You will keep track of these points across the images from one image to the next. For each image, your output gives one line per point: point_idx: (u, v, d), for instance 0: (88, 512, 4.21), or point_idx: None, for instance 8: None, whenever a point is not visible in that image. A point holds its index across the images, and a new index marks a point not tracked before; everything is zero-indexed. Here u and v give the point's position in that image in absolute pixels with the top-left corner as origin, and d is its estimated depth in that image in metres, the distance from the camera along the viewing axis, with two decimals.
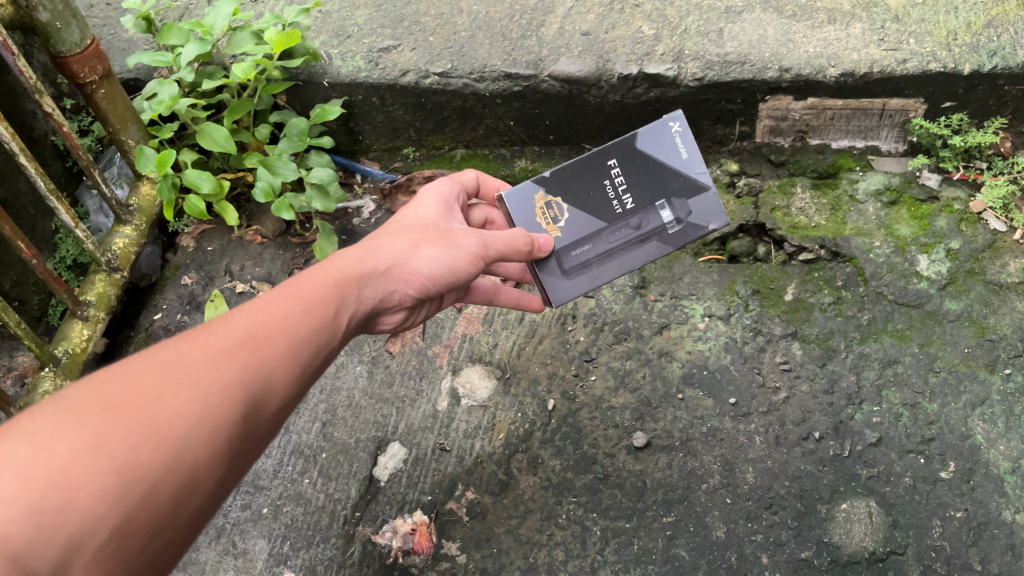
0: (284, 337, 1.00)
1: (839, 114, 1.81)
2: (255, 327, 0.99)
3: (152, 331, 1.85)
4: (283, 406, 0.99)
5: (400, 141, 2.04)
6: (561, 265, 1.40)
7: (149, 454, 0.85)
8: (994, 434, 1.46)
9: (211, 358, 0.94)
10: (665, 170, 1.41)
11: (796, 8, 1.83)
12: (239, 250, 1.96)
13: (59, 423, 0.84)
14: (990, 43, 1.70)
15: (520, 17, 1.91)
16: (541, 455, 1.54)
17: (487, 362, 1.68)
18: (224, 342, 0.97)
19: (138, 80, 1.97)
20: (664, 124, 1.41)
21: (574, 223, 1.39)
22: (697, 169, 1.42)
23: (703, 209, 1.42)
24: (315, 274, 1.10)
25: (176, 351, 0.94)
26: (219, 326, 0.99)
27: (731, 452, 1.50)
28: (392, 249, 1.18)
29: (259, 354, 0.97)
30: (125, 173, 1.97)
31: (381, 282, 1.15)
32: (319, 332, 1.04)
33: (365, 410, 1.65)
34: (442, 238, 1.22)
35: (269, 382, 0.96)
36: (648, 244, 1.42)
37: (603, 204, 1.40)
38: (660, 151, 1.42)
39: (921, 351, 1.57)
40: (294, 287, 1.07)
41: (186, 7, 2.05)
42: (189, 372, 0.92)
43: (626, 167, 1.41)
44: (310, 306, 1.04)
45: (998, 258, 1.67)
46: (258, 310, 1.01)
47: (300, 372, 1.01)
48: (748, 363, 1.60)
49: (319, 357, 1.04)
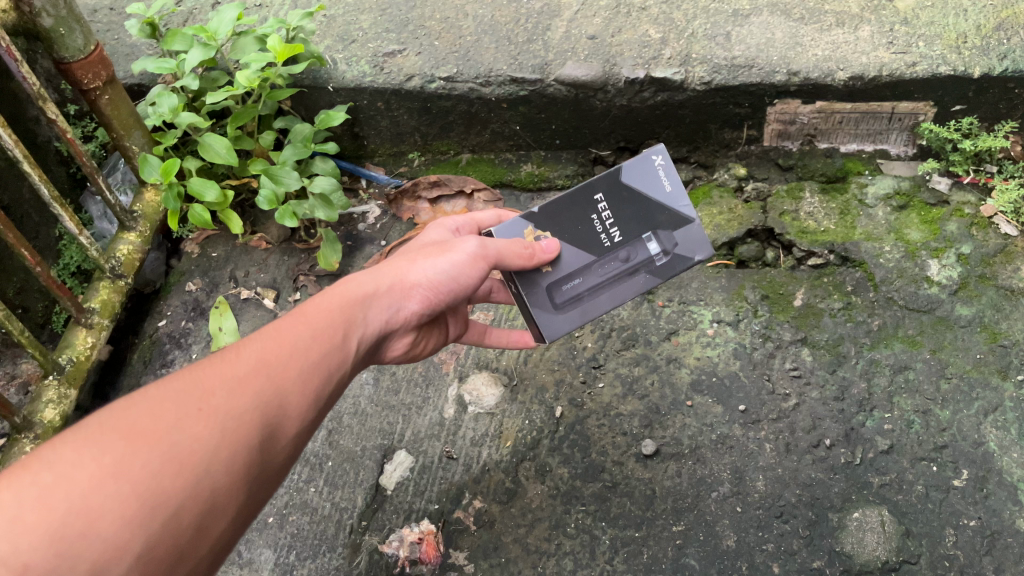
0: (296, 362, 1.00)
1: (848, 118, 1.80)
2: (267, 353, 0.99)
3: (156, 338, 1.84)
4: (297, 433, 0.98)
5: (405, 146, 2.03)
6: (552, 300, 1.32)
7: (170, 480, 0.83)
8: (1008, 442, 1.45)
9: (225, 384, 0.93)
10: (650, 202, 1.33)
11: (804, 11, 1.81)
12: (244, 256, 1.95)
13: (79, 451, 0.82)
14: (1000, 46, 1.68)
15: (526, 21, 1.90)
16: (548, 463, 1.52)
17: (493, 368, 1.67)
18: (238, 368, 0.96)
19: (142, 85, 1.96)
20: (648, 156, 1.33)
21: (567, 259, 1.31)
22: (682, 201, 1.33)
23: (689, 240, 1.34)
24: (321, 299, 1.10)
25: (190, 378, 0.93)
26: (231, 354, 0.98)
27: (741, 459, 1.48)
28: (393, 268, 1.18)
29: (274, 381, 0.97)
30: (129, 179, 1.96)
31: (386, 303, 1.15)
32: (329, 356, 1.04)
33: (372, 418, 1.64)
34: (439, 247, 1.21)
35: (283, 408, 0.96)
36: (637, 276, 1.34)
37: (591, 240, 1.32)
38: (645, 183, 1.33)
39: (933, 357, 1.55)
40: (302, 313, 1.07)
41: (190, 12, 2.04)
42: (205, 398, 0.91)
43: (613, 201, 1.33)
44: (319, 330, 1.04)
45: (1010, 263, 1.65)
46: (268, 337, 1.01)
47: (313, 397, 1.01)
48: (757, 370, 1.58)
49: (330, 383, 1.03)
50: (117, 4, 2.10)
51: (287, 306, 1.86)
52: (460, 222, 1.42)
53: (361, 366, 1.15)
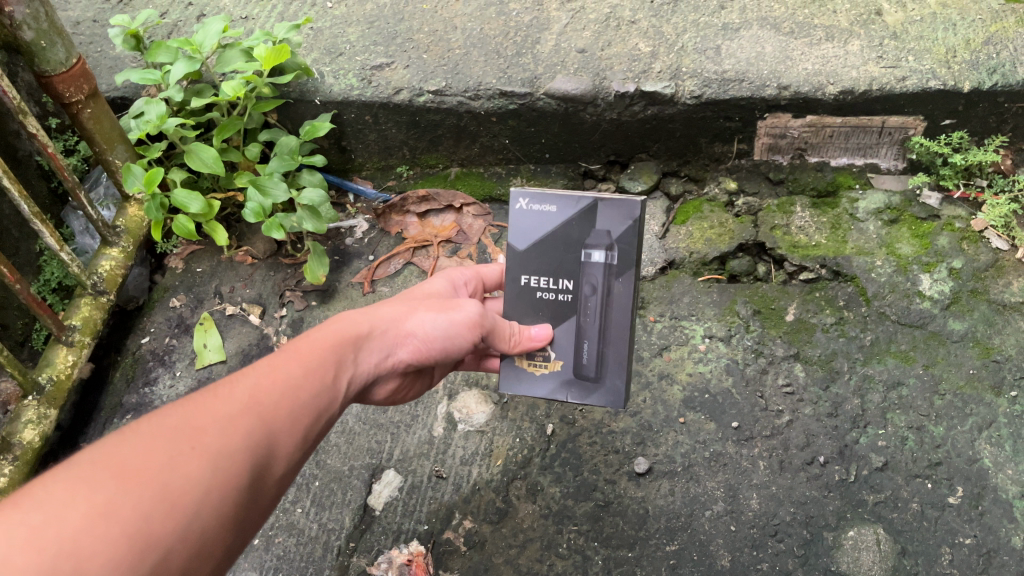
0: (287, 401, 0.99)
1: (838, 132, 1.79)
2: (258, 391, 0.97)
3: (139, 355, 1.81)
4: (282, 473, 0.97)
5: (393, 160, 2.01)
6: (588, 377, 1.27)
7: (162, 522, 0.80)
8: (1002, 458, 1.43)
9: (218, 421, 0.91)
10: (555, 234, 1.24)
11: (793, 25, 1.81)
12: (230, 272, 1.92)
13: (70, 489, 0.79)
14: (989, 60, 1.69)
15: (515, 35, 1.89)
16: (540, 482, 1.50)
17: (483, 386, 1.64)
18: (230, 405, 0.94)
19: (125, 98, 1.93)
20: (513, 211, 1.25)
21: (560, 345, 1.27)
22: (570, 207, 1.22)
23: (611, 217, 1.21)
24: (314, 336, 1.08)
25: (182, 414, 0.91)
26: (222, 389, 0.96)
27: (735, 477, 1.46)
28: (390, 312, 1.17)
29: (264, 420, 0.95)
30: (111, 194, 1.94)
31: (377, 345, 1.14)
32: (319, 396, 1.02)
33: (359, 437, 1.61)
34: (441, 303, 1.20)
35: (272, 448, 0.95)
36: (615, 289, 1.22)
37: (558, 311, 1.26)
38: (535, 227, 1.25)
39: (926, 373, 1.54)
40: (294, 352, 1.05)
41: (174, 25, 2.02)
42: (198, 436, 0.89)
43: (532, 267, 1.26)
44: (312, 368, 1.03)
45: (1001, 277, 1.65)
46: (261, 373, 0.99)
47: (299, 437, 0.99)
48: (750, 386, 1.57)
49: (317, 424, 1.02)
50: (100, 16, 2.08)
51: (274, 322, 1.83)
52: (466, 276, 1.38)
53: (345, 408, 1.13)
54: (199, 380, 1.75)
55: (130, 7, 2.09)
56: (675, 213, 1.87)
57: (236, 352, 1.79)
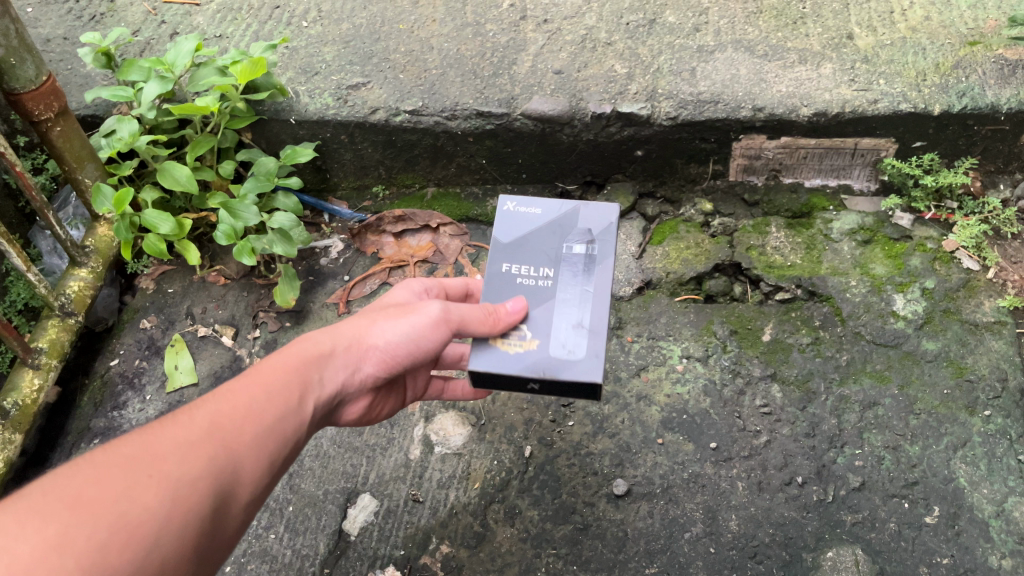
0: (250, 426, 0.97)
1: (812, 153, 1.81)
2: (220, 418, 0.95)
3: (108, 378, 1.77)
4: (249, 500, 0.95)
5: (369, 179, 2.00)
6: (567, 357, 1.13)
7: (117, 552, 0.78)
8: (977, 477, 1.44)
9: (179, 448, 0.89)
10: (538, 232, 1.25)
11: (767, 48, 1.83)
12: (202, 292, 1.89)
13: (21, 522, 0.77)
14: (958, 84, 1.72)
15: (492, 55, 1.89)
16: (518, 505, 1.48)
17: (461, 408, 1.63)
18: (191, 432, 0.92)
19: (95, 116, 1.90)
20: (500, 211, 1.28)
21: (537, 325, 1.15)
22: (555, 209, 1.27)
23: (592, 217, 1.26)
24: (276, 360, 1.06)
25: (141, 442, 0.89)
26: (184, 416, 0.94)
27: (714, 498, 1.46)
28: (351, 327, 1.15)
29: (228, 447, 0.93)
30: (81, 213, 1.90)
31: (341, 363, 1.12)
32: (284, 419, 1.00)
33: (334, 460, 1.59)
34: (401, 310, 1.15)
35: (237, 473, 0.93)
36: (598, 271, 1.20)
37: (538, 293, 1.19)
38: (517, 227, 1.27)
39: (901, 393, 1.55)
40: (258, 374, 1.03)
41: (147, 43, 2.00)
42: (156, 465, 0.86)
43: (514, 258, 1.23)
44: (275, 392, 1.01)
45: (973, 297, 1.66)
46: (224, 398, 0.98)
47: (266, 462, 0.97)
48: (727, 407, 1.57)
49: (285, 447, 1.00)
50: (71, 34, 2.06)
51: (247, 344, 1.80)
52: (428, 285, 1.36)
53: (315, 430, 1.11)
54: (170, 403, 1.71)
55: (102, 25, 2.07)
56: (652, 234, 1.88)
57: (207, 373, 1.75)
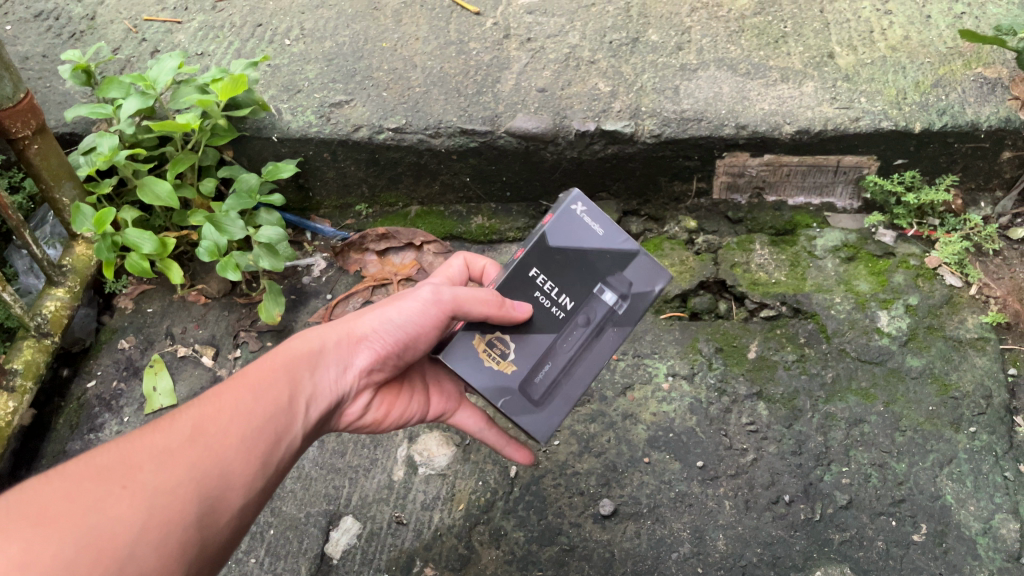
0: (237, 428, 0.96)
1: (795, 171, 1.82)
2: (202, 423, 0.95)
3: (85, 400, 1.74)
4: (243, 505, 0.93)
5: (352, 198, 1.99)
6: (530, 398, 1.23)
7: (87, 568, 0.77)
8: (964, 494, 1.44)
9: (156, 457, 0.89)
10: (585, 256, 1.24)
11: (749, 66, 1.84)
12: (182, 312, 1.86)
13: None
14: (938, 102, 1.73)
15: (475, 74, 1.89)
16: (503, 527, 1.46)
17: (445, 428, 1.60)
18: (170, 440, 0.91)
19: (74, 134, 1.87)
20: (566, 211, 1.25)
21: (522, 349, 1.23)
22: (615, 239, 1.25)
23: (643, 275, 1.24)
24: (263, 363, 1.07)
25: (117, 454, 0.89)
26: (165, 425, 0.94)
27: (701, 518, 1.44)
28: (340, 324, 1.16)
29: (212, 452, 0.92)
30: (58, 232, 1.88)
31: (334, 358, 1.12)
32: (273, 420, 1.00)
33: (316, 482, 1.56)
34: (389, 299, 1.17)
35: (225, 478, 0.92)
36: (606, 334, 1.24)
37: (545, 319, 1.23)
38: (573, 239, 1.25)
39: (886, 410, 1.55)
40: (244, 378, 1.03)
41: (127, 61, 1.99)
42: (131, 475, 0.86)
43: (549, 269, 1.24)
44: (261, 394, 1.01)
45: (956, 314, 1.66)
46: (208, 403, 0.98)
47: (258, 464, 0.96)
48: (713, 425, 1.56)
49: (277, 449, 0.99)
50: (50, 52, 2.04)
51: (227, 364, 1.77)
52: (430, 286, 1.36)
53: (314, 434, 1.10)
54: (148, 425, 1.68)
55: (81, 43, 2.06)
56: None
57: (187, 395, 1.72)
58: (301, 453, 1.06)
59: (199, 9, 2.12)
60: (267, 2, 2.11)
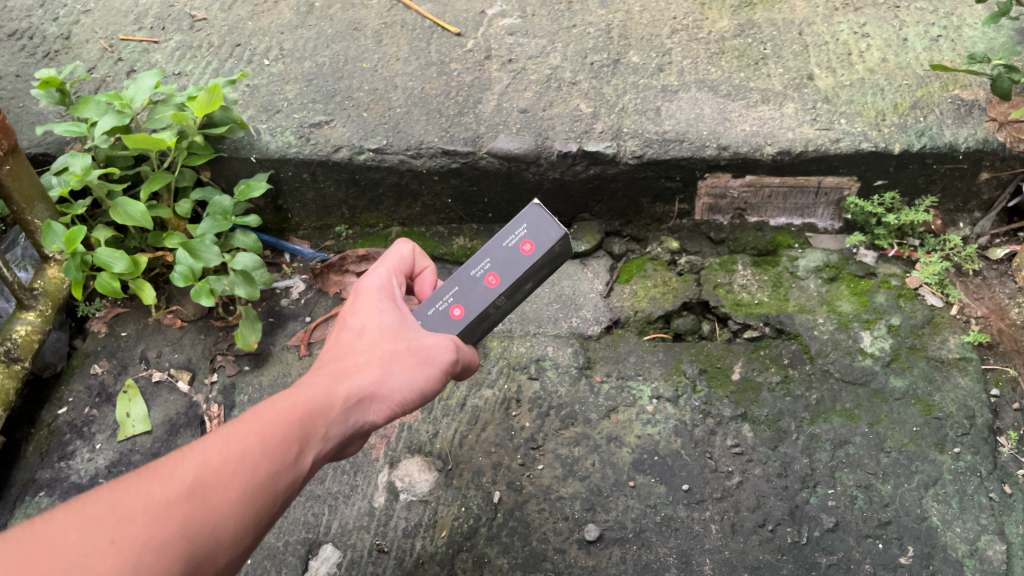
0: (241, 484, 0.87)
1: (777, 192, 1.82)
2: (205, 472, 0.86)
3: (55, 427, 1.69)
4: (227, 565, 0.86)
5: (331, 219, 1.96)
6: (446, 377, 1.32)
7: None
8: (950, 516, 1.43)
9: (151, 508, 0.80)
10: (540, 273, 1.26)
11: (730, 87, 1.85)
12: (157, 335, 1.82)
13: None
14: (917, 124, 1.74)
15: (456, 94, 1.88)
16: (486, 554, 1.43)
17: (427, 452, 1.58)
18: (169, 489, 0.82)
19: (46, 154, 1.84)
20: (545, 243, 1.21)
21: None
22: (566, 258, 1.28)
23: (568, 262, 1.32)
24: (279, 405, 0.96)
25: (109, 497, 0.80)
26: (165, 467, 0.85)
27: (687, 542, 1.42)
28: (363, 372, 1.06)
29: (211, 508, 0.84)
30: (30, 254, 1.84)
31: (353, 414, 1.02)
32: (279, 477, 0.91)
33: (294, 510, 1.53)
34: (414, 358, 1.10)
35: (218, 539, 0.84)
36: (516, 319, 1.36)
37: (488, 325, 1.27)
38: (539, 264, 1.23)
39: (871, 430, 1.54)
40: (258, 420, 0.93)
41: (102, 80, 1.97)
42: (121, 528, 0.78)
43: (511, 293, 1.23)
44: (272, 444, 0.91)
45: (938, 334, 1.66)
46: (215, 447, 0.88)
47: (254, 526, 0.88)
48: (699, 447, 1.54)
49: (274, 509, 0.91)
50: (23, 72, 2.01)
51: (203, 389, 1.73)
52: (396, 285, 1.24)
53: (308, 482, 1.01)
54: (121, 452, 1.64)
55: (55, 62, 2.03)
56: (619, 272, 1.87)
57: (162, 421, 1.68)
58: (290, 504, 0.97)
59: (177, 28, 2.10)
60: (245, 21, 2.10)
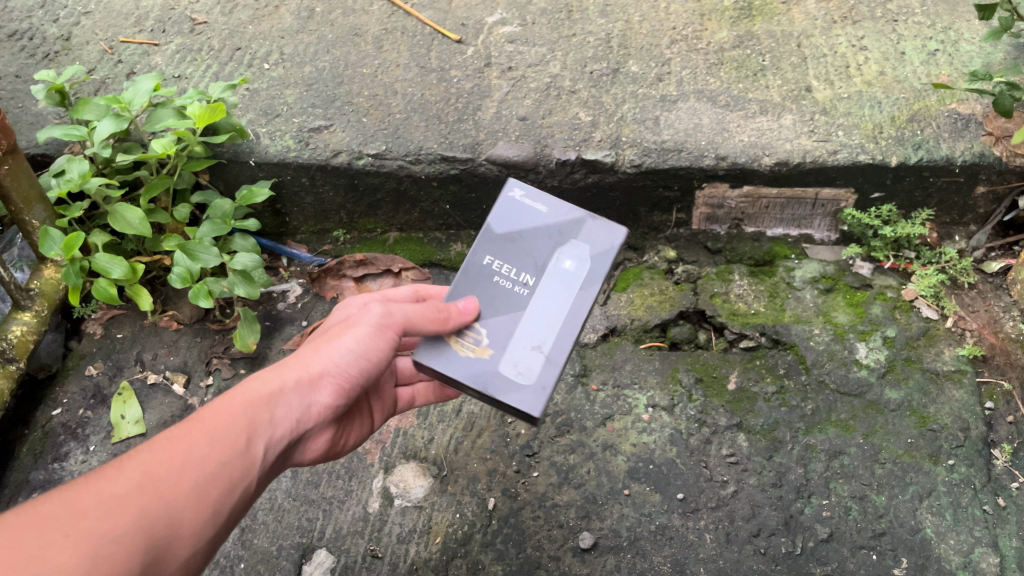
0: (190, 474, 0.95)
1: (774, 203, 1.83)
2: (154, 468, 0.94)
3: (49, 429, 1.69)
4: (190, 554, 0.94)
5: (330, 224, 1.96)
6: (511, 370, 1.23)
7: None
8: (943, 528, 1.43)
9: (104, 505, 0.88)
10: (538, 232, 1.32)
11: (729, 98, 1.86)
12: (152, 337, 1.82)
13: None
14: (914, 137, 1.76)
15: (455, 101, 1.89)
16: (481, 560, 1.43)
17: (422, 458, 1.58)
18: (117, 487, 0.90)
19: (44, 155, 1.83)
20: (507, 197, 1.35)
21: (493, 331, 1.25)
22: (558, 211, 1.33)
23: (594, 238, 1.31)
24: (220, 404, 1.03)
25: (63, 499, 0.88)
26: (113, 470, 0.93)
27: (681, 551, 1.42)
28: (298, 359, 1.13)
29: (161, 499, 0.92)
30: (26, 255, 1.83)
31: (293, 398, 1.08)
32: (229, 467, 0.98)
33: (289, 513, 1.53)
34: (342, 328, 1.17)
35: (174, 529, 0.91)
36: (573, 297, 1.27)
37: (514, 300, 1.27)
38: (521, 221, 1.33)
39: (866, 442, 1.54)
40: (202, 419, 1.01)
41: (102, 82, 1.97)
42: (76, 521, 0.86)
43: (500, 253, 1.31)
44: (216, 437, 0.99)
45: (933, 346, 1.67)
46: (160, 447, 0.96)
47: (211, 513, 0.95)
48: (694, 456, 1.55)
49: (231, 497, 0.98)
50: (22, 72, 2.02)
51: (198, 392, 1.73)
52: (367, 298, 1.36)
53: (270, 474, 1.08)
54: (115, 454, 1.63)
55: (55, 63, 2.03)
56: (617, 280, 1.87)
57: (156, 423, 1.68)
58: (255, 495, 1.04)
59: (177, 31, 2.10)
60: (246, 26, 2.10)
